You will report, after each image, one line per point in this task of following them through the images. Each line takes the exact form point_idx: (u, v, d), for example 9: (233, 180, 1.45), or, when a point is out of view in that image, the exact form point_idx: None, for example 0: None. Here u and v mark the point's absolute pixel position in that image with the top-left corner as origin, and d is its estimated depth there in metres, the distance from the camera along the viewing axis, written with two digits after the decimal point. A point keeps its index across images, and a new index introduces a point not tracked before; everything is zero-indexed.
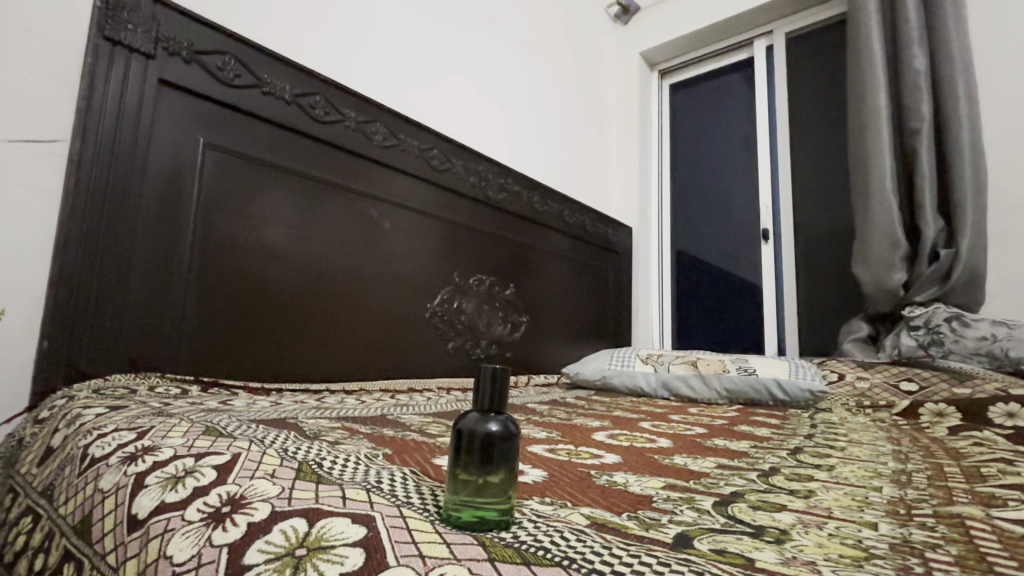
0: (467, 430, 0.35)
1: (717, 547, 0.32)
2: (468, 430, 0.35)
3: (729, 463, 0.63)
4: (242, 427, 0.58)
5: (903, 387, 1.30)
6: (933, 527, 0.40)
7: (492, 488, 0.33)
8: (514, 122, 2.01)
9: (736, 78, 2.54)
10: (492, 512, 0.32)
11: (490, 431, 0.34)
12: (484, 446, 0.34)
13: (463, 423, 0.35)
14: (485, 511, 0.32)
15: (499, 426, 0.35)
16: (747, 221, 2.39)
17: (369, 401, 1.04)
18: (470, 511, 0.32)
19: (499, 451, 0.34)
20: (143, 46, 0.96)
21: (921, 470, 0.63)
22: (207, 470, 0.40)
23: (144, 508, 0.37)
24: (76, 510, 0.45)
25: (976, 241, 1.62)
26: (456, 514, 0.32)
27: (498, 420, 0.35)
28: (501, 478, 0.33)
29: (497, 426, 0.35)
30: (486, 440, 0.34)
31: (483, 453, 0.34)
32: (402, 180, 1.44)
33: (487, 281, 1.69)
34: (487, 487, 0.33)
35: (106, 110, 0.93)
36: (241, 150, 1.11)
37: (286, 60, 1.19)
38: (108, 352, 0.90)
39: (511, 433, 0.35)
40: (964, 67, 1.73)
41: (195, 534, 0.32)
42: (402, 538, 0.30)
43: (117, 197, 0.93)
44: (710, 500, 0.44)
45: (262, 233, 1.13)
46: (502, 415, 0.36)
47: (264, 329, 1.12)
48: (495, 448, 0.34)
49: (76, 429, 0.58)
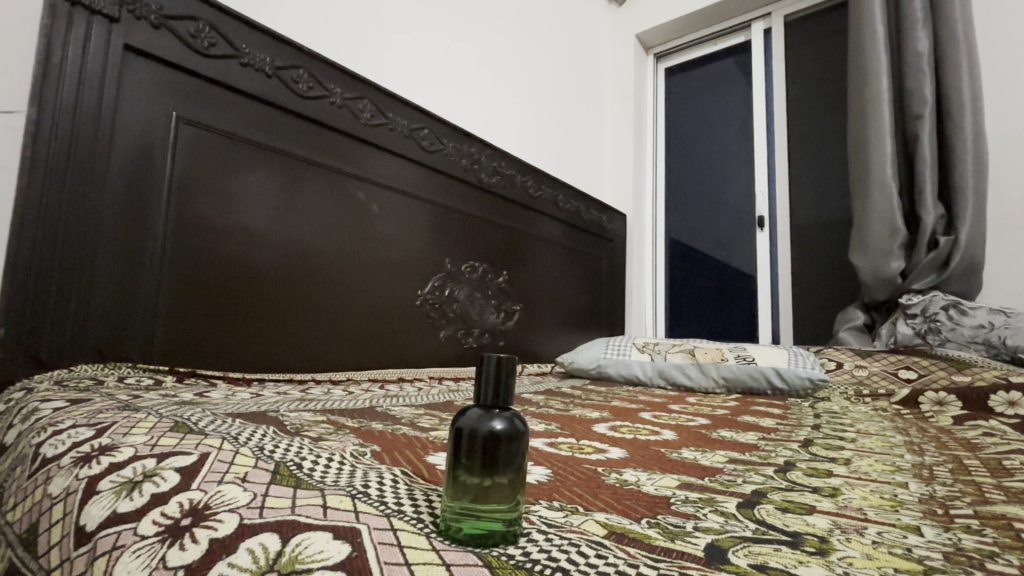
0: (468, 429, 0.30)
1: (757, 562, 0.28)
2: (468, 429, 0.30)
3: (741, 457, 0.59)
4: (216, 421, 0.52)
5: (902, 374, 1.28)
6: (982, 531, 0.36)
7: (497, 500, 0.28)
8: (505, 102, 1.95)
9: (733, 61, 2.49)
10: (497, 525, 0.28)
11: (495, 431, 0.29)
12: (487, 446, 0.29)
13: (463, 420, 0.31)
14: (487, 523, 0.28)
15: (505, 423, 0.30)
16: (742, 208, 2.36)
17: (357, 392, 0.99)
18: (470, 522, 0.28)
19: (507, 455, 0.29)
20: (106, 8, 0.89)
21: (941, 464, 0.60)
22: (170, 473, 0.35)
23: (94, 519, 0.32)
24: (23, 517, 0.40)
25: (976, 227, 1.60)
26: (453, 528, 0.28)
27: (503, 417, 0.30)
28: (507, 486, 0.29)
29: (502, 424, 0.30)
30: (490, 439, 0.29)
31: (485, 459, 0.29)
32: (390, 161, 1.38)
33: (480, 268, 1.64)
34: (489, 497, 0.28)
35: (66, 77, 0.86)
36: (217, 124, 1.04)
37: (265, 29, 1.11)
38: (73, 341, 0.84)
39: (519, 432, 0.30)
40: (968, 50, 1.70)
41: (148, 552, 0.28)
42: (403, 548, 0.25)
43: (80, 173, 0.86)
44: (733, 502, 0.40)
45: (241, 215, 1.07)
46: (508, 411, 0.31)
47: (245, 316, 1.06)
48: (499, 450, 0.29)
49: (31, 425, 0.52)
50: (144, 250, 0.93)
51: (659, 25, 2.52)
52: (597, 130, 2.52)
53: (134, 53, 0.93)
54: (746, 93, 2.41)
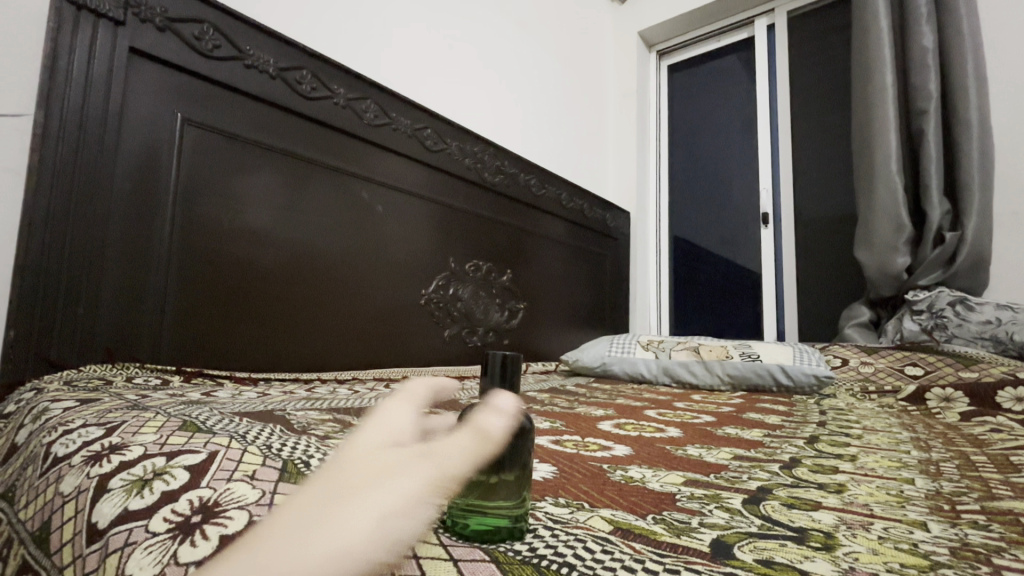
0: None
1: (762, 557, 0.28)
2: None
3: (746, 454, 0.59)
4: (224, 420, 0.53)
5: (908, 371, 1.27)
6: (988, 526, 0.36)
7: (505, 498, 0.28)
8: (509, 102, 1.96)
9: (736, 57, 2.47)
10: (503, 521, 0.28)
11: None
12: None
13: (469, 415, 0.30)
14: (493, 520, 0.28)
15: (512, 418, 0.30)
16: (747, 204, 2.35)
17: (363, 391, 0.99)
18: (475, 519, 0.28)
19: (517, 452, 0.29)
20: (112, 11, 0.89)
21: (948, 460, 0.60)
22: (179, 471, 0.36)
23: (106, 517, 0.33)
24: (36, 515, 0.41)
25: (982, 222, 1.59)
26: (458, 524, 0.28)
27: (510, 413, 0.30)
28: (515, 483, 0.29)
29: (509, 420, 0.30)
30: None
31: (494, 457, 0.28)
32: (394, 160, 1.38)
33: (484, 268, 1.65)
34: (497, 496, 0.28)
35: (73, 79, 0.86)
36: (223, 126, 1.04)
37: (268, 30, 1.12)
38: (82, 342, 0.85)
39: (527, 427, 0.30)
40: (974, 44, 1.68)
41: (159, 549, 0.28)
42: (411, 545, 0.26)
43: (87, 175, 0.87)
44: (738, 498, 0.40)
45: (246, 216, 1.08)
46: (514, 406, 0.31)
47: (251, 316, 1.07)
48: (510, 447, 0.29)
49: (42, 425, 0.53)
50: (151, 251, 0.94)
51: (662, 22, 2.51)
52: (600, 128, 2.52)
53: (138, 55, 0.94)
54: (749, 89, 2.40)
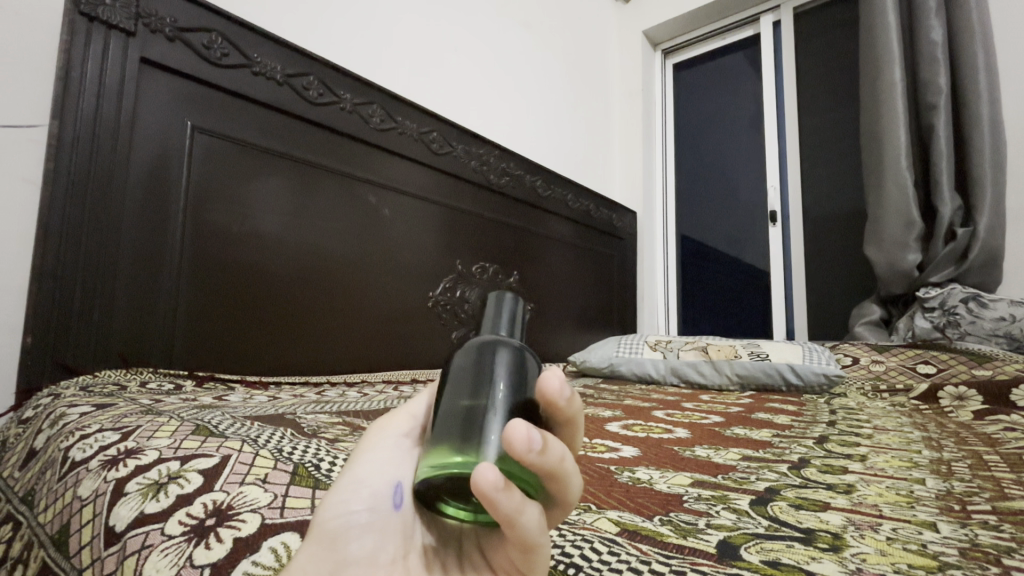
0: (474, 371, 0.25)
1: (769, 558, 0.28)
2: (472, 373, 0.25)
3: (755, 455, 0.59)
4: (236, 424, 0.54)
5: (920, 369, 1.24)
6: (998, 526, 0.36)
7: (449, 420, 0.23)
8: (514, 103, 1.96)
9: (743, 56, 2.46)
10: (461, 451, 0.22)
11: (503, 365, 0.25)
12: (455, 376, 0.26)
13: (463, 364, 0.25)
14: (438, 455, 0.22)
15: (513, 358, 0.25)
16: (755, 203, 2.33)
17: (372, 394, 1.00)
18: (425, 460, 0.22)
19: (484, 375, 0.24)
20: (122, 22, 0.91)
21: (960, 459, 0.59)
22: (193, 475, 0.36)
23: (122, 520, 0.34)
24: (55, 518, 0.42)
25: (996, 218, 1.57)
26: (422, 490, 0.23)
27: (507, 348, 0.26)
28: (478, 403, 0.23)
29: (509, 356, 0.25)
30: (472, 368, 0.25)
31: (447, 387, 0.25)
32: (401, 164, 1.39)
33: (490, 270, 1.65)
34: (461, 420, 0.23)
35: (85, 90, 0.88)
36: (232, 133, 1.06)
37: (276, 38, 1.13)
38: (97, 349, 0.87)
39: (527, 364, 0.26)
40: (985, 37, 1.66)
41: (175, 551, 0.29)
42: (448, 539, 0.25)
43: (101, 183, 0.88)
44: (746, 499, 0.40)
45: (255, 222, 1.09)
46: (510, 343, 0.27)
47: (262, 322, 1.08)
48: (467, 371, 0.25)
49: (59, 429, 0.54)
50: (162, 258, 0.95)
51: (665, 22, 2.51)
52: (605, 129, 2.52)
53: (149, 65, 0.95)
54: (757, 86, 2.39)
